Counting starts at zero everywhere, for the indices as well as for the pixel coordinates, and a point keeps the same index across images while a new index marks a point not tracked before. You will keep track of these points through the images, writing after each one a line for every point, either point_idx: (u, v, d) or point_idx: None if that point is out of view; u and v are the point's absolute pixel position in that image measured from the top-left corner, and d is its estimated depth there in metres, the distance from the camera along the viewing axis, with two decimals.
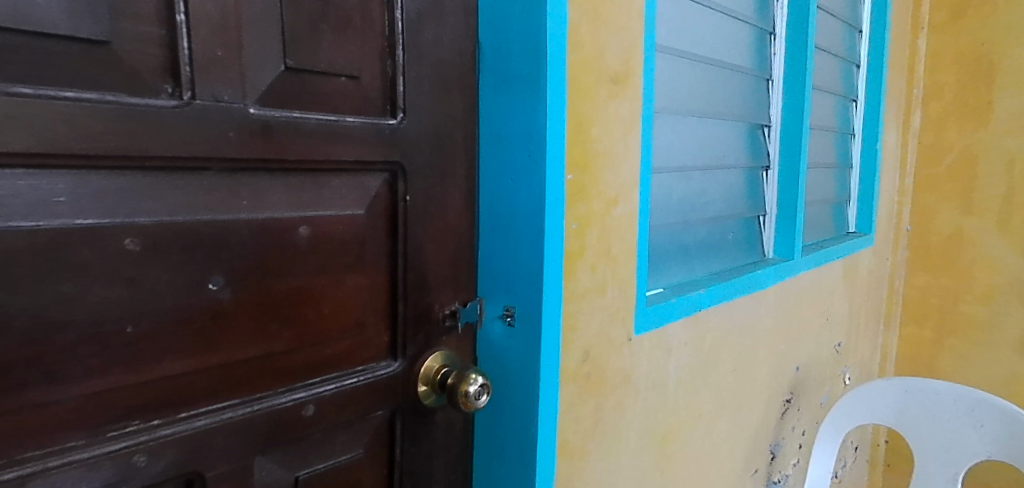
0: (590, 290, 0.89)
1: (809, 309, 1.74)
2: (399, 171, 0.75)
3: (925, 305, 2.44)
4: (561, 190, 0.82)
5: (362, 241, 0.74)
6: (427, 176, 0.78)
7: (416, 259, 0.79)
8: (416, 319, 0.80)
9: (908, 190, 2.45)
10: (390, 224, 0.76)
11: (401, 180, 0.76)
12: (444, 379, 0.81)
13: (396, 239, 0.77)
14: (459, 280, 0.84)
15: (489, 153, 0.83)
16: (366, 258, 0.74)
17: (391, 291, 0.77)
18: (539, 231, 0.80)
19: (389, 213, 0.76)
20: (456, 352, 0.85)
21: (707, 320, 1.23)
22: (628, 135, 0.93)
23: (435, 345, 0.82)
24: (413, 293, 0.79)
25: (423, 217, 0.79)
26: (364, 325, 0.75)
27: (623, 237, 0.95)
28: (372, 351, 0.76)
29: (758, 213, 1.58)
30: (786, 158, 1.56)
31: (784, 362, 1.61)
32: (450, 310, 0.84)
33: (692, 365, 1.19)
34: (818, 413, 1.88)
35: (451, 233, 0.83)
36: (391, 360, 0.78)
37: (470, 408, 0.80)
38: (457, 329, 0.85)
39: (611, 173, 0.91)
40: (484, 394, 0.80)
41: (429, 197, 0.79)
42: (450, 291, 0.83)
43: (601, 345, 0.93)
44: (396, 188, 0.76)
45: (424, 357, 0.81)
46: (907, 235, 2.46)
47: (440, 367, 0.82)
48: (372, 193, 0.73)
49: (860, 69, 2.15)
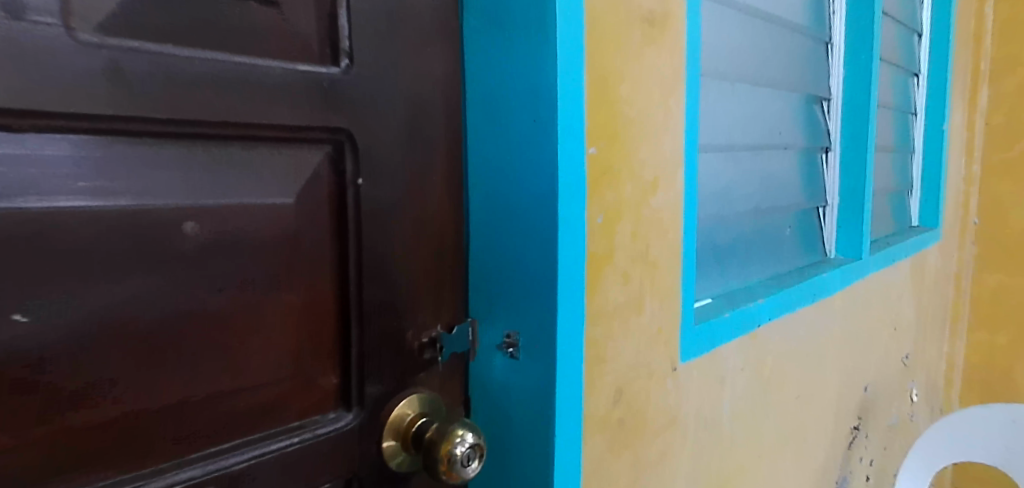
0: (623, 308, 0.65)
1: (877, 317, 1.48)
2: (347, 144, 0.52)
3: (998, 307, 2.15)
4: (581, 170, 0.58)
5: (294, 245, 0.51)
6: (390, 150, 0.55)
7: (377, 268, 0.55)
8: (379, 352, 0.57)
9: (976, 178, 2.17)
10: (336, 219, 0.53)
11: (350, 155, 0.53)
12: (419, 434, 0.58)
13: (346, 239, 0.54)
14: (442, 296, 0.61)
15: (480, 120, 0.60)
16: (301, 270, 0.52)
17: (340, 313, 0.54)
18: (550, 227, 0.57)
19: (335, 202, 0.53)
20: (440, 398, 0.62)
21: (769, 336, 0.98)
22: (671, 96, 0.70)
23: (410, 387, 0.59)
24: (374, 316, 0.56)
25: (386, 209, 0.56)
26: (299, 364, 0.53)
27: (666, 233, 0.71)
28: (313, 399, 0.54)
29: (818, 204, 1.32)
30: (850, 137, 1.31)
31: (851, 381, 1.36)
32: (430, 338, 0.60)
33: (752, 395, 0.95)
34: (884, 436, 1.64)
35: (429, 231, 0.59)
36: (344, 411, 0.56)
37: (455, 480, 0.57)
38: (442, 361, 0.62)
39: (649, 147, 0.67)
40: (475, 460, 0.58)
41: (394, 180, 0.56)
42: (429, 313, 0.60)
43: (640, 379, 0.69)
44: (342, 168, 0.52)
45: (393, 404, 0.58)
46: (975, 229, 2.19)
47: (417, 418, 0.59)
48: (306, 174, 0.51)
49: (922, 39, 1.89)
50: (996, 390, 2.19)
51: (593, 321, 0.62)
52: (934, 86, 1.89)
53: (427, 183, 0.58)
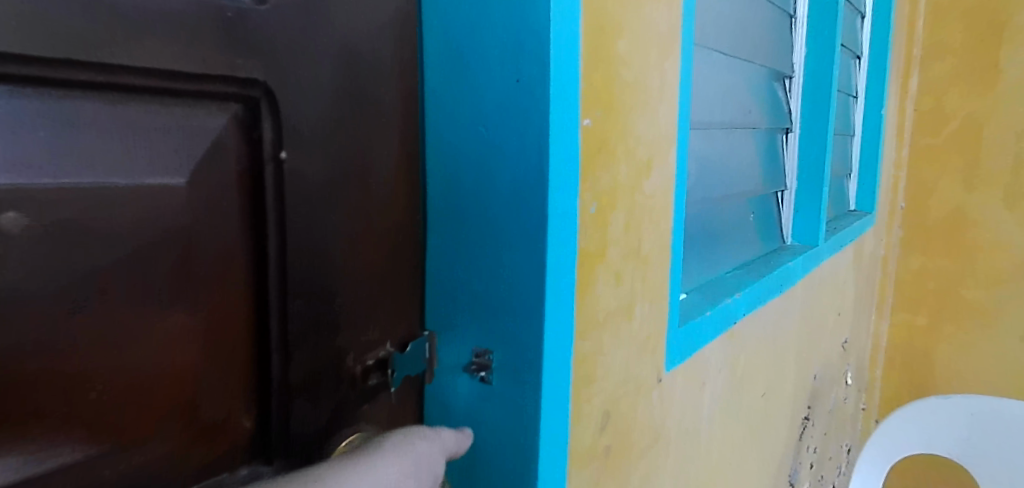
0: (613, 314, 0.54)
1: (826, 303, 1.44)
2: (264, 102, 0.37)
3: (922, 290, 2.08)
4: (574, 146, 0.45)
5: (190, 245, 0.36)
6: (327, 113, 0.41)
7: (308, 273, 0.41)
8: (311, 383, 0.43)
9: (905, 162, 2.07)
10: (251, 207, 0.38)
11: (269, 118, 0.38)
12: None
13: (265, 234, 0.39)
14: (391, 304, 0.48)
15: (442, 78, 0.47)
16: (201, 279, 0.36)
17: (256, 336, 0.40)
18: (538, 218, 0.44)
19: (249, 184, 0.38)
20: (389, 433, 0.49)
21: (742, 334, 0.89)
22: (665, 57, 0.58)
23: (351, 424, 0.46)
24: (304, 338, 0.42)
25: (321, 194, 0.41)
26: (199, 411, 0.37)
27: (657, 221, 0.59)
28: (220, 452, 0.39)
29: (779, 188, 1.24)
30: (810, 118, 1.24)
31: (805, 371, 1.31)
32: (378, 359, 0.47)
33: (726, 398, 0.86)
34: (825, 421, 1.62)
35: (376, 222, 0.45)
36: (263, 463, 0.42)
37: None
38: (392, 387, 0.48)
39: (644, 118, 0.55)
40: None
41: (333, 155, 0.41)
42: (376, 327, 0.47)
43: (629, 395, 0.58)
44: (258, 135, 0.38)
45: (330, 445, 0.44)
46: (903, 213, 2.09)
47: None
48: (205, 142, 0.36)
49: (865, 20, 1.83)
50: (923, 380, 2.13)
51: (583, 333, 0.50)
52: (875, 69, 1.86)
53: (374, 159, 0.44)
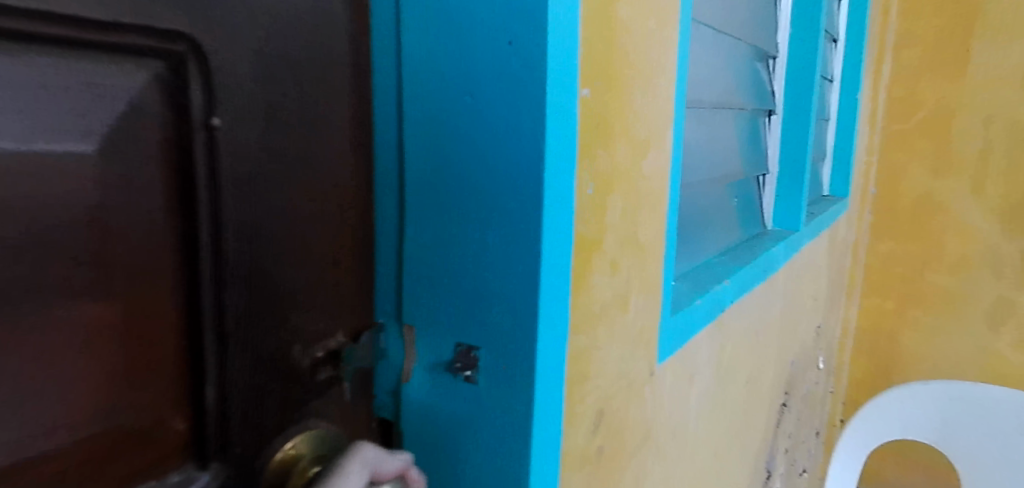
0: (609, 307, 0.50)
1: (804, 288, 1.43)
2: (190, 60, 0.32)
3: (888, 276, 1.99)
4: (571, 120, 0.41)
5: (105, 226, 0.30)
6: (271, 77, 0.36)
7: (248, 259, 0.36)
8: (253, 382, 0.38)
9: (877, 148, 1.94)
10: (181, 183, 0.33)
11: (197, 80, 0.32)
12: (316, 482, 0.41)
13: (197, 215, 0.34)
14: (341, 292, 0.43)
15: (419, 44, 0.41)
16: (123, 265, 0.31)
17: (186, 332, 0.34)
18: (530, 198, 0.39)
19: (175, 157, 0.32)
20: (341, 432, 0.44)
21: (729, 323, 0.86)
22: (666, 25, 0.52)
23: (299, 422, 0.41)
24: (244, 331, 0.37)
25: (263, 168, 0.36)
26: (120, 416, 0.32)
27: (652, 205, 0.55)
28: (150, 458, 0.34)
29: (762, 171, 1.20)
30: (793, 101, 1.21)
31: (783, 357, 1.29)
32: (328, 351, 0.42)
33: (713, 390, 0.83)
34: (799, 406, 1.61)
35: (325, 200, 0.40)
36: (197, 469, 0.36)
37: None
38: (344, 381, 0.44)
39: (643, 94, 0.50)
40: None
41: (275, 126, 0.36)
42: (325, 317, 0.42)
43: (622, 393, 0.54)
44: (185, 101, 0.32)
45: (274, 446, 0.40)
46: (873, 199, 1.97)
47: (312, 465, 0.41)
48: (124, 103, 0.30)
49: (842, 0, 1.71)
50: (886, 366, 2.04)
51: (577, 328, 0.45)
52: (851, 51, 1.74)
53: (322, 131, 0.40)
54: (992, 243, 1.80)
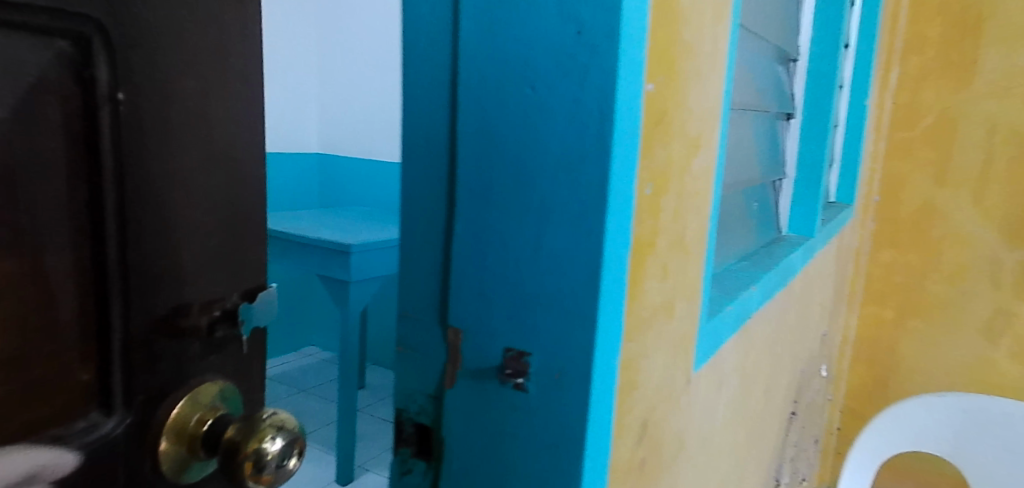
0: (658, 311, 0.48)
1: (814, 294, 1.40)
2: (97, 44, 0.27)
3: (889, 286, 1.81)
4: (637, 115, 0.38)
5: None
6: (180, 38, 0.31)
7: (157, 223, 0.31)
8: (148, 344, 0.31)
9: (881, 155, 1.77)
10: (87, 171, 0.28)
11: (104, 57, 0.27)
12: (202, 429, 0.33)
13: (103, 199, 0.28)
14: (251, 249, 0.36)
15: (481, 30, 0.39)
16: (22, 254, 0.26)
17: (86, 327, 0.29)
18: (594, 197, 0.37)
19: (79, 137, 0.27)
20: (231, 382, 0.36)
21: (754, 331, 0.84)
22: (722, 20, 0.50)
23: (196, 379, 0.34)
24: (147, 298, 0.31)
25: (173, 126, 0.31)
26: (6, 385, 0.26)
27: (700, 207, 0.53)
28: (46, 418, 0.27)
29: (780, 176, 1.18)
30: (812, 104, 1.19)
31: (794, 365, 1.26)
32: (228, 311, 0.35)
33: (735, 399, 0.81)
34: (805, 414, 1.60)
35: (239, 152, 0.35)
36: (102, 415, 0.30)
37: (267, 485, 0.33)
38: (242, 336, 0.36)
39: (697, 89, 0.48)
40: (293, 456, 0.34)
41: (180, 73, 0.31)
42: (228, 273, 0.35)
43: (663, 402, 0.52)
44: (89, 74, 0.27)
45: (166, 406, 0.32)
46: (876, 207, 1.80)
47: (200, 422, 0.33)
48: (19, 70, 0.25)
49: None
50: (885, 371, 1.85)
51: (630, 333, 0.44)
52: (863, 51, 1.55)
53: (230, 82, 0.34)
54: (988, 255, 1.65)
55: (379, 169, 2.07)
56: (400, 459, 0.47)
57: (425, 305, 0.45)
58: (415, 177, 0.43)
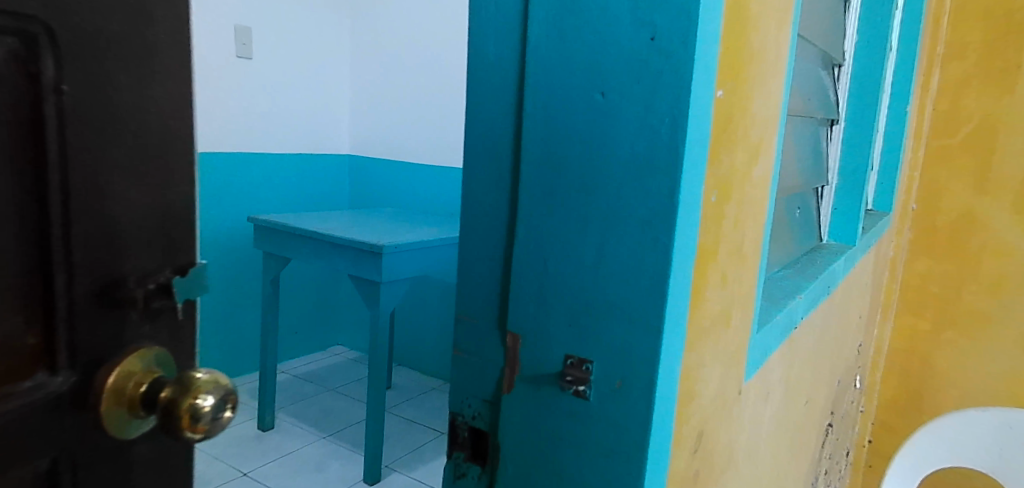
0: (717, 321, 0.47)
1: (853, 304, 1.37)
2: (43, 41, 0.28)
3: (925, 296, 1.64)
4: (706, 122, 0.38)
5: None
6: (101, 11, 0.30)
7: (101, 200, 0.31)
8: (88, 316, 0.31)
9: (920, 163, 1.59)
10: (31, 153, 0.28)
11: (48, 51, 0.28)
12: (139, 389, 0.32)
13: (46, 180, 0.28)
14: (181, 219, 0.35)
15: (550, 36, 0.39)
16: None
17: (28, 301, 0.29)
18: (663, 204, 0.36)
19: (22, 124, 0.28)
20: (165, 348, 0.34)
21: (799, 342, 0.83)
22: (786, 27, 0.50)
23: (133, 344, 0.33)
24: (89, 268, 0.31)
25: (110, 103, 0.30)
26: None
27: (757, 215, 0.52)
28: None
29: (823, 183, 1.15)
30: (856, 111, 1.17)
31: (832, 374, 1.23)
32: (161, 284, 0.33)
33: (780, 404, 0.79)
34: (840, 425, 1.56)
35: (169, 121, 0.33)
36: (48, 375, 0.30)
37: (200, 436, 0.32)
38: (178, 304, 0.35)
39: (761, 96, 0.47)
40: (226, 409, 0.33)
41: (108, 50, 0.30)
42: (161, 246, 0.34)
43: (717, 414, 0.51)
44: (31, 63, 0.27)
45: (101, 372, 0.31)
46: (914, 216, 1.64)
47: (139, 382, 0.32)
48: None
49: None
50: (919, 386, 1.68)
51: (692, 342, 0.43)
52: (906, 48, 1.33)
53: (154, 47, 0.32)
54: None
55: (411, 170, 2.08)
56: (455, 463, 0.47)
57: (483, 309, 0.45)
58: (476, 182, 0.44)
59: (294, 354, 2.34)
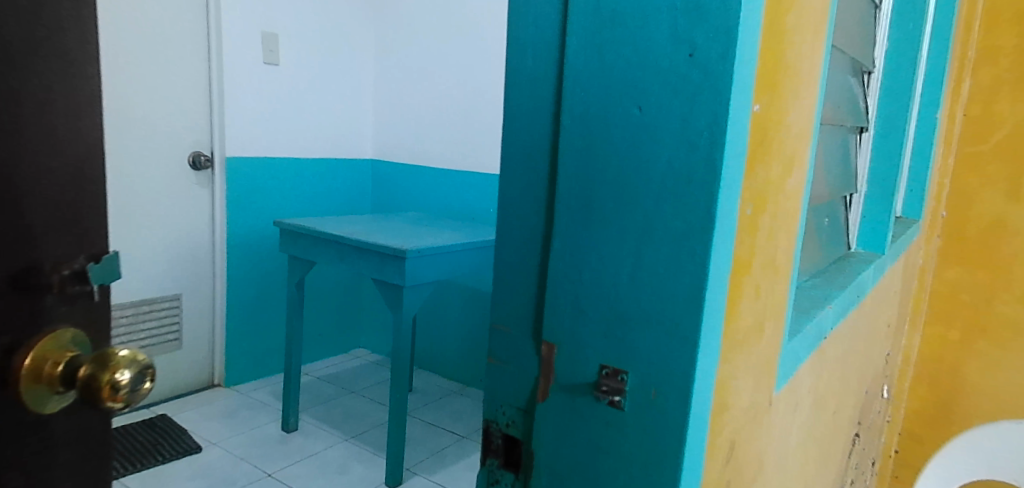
0: (750, 333, 0.47)
1: (882, 313, 1.35)
2: None
3: (954, 304, 1.61)
4: (744, 135, 0.38)
5: None
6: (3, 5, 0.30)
7: (15, 192, 0.31)
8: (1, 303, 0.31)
9: (949, 170, 1.57)
10: None
11: None
12: (57, 366, 0.33)
13: None
14: (93, 207, 0.35)
15: (588, 50, 0.39)
16: None
17: None
18: (700, 216, 0.37)
19: None
20: (81, 329, 0.35)
21: (828, 352, 0.82)
22: (820, 38, 0.50)
23: (49, 326, 0.33)
24: (7, 255, 0.31)
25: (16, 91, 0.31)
26: None
27: (790, 228, 0.52)
28: None
29: (852, 191, 1.14)
30: (886, 119, 1.16)
31: (860, 385, 1.21)
32: (75, 272, 0.34)
33: (810, 414, 0.79)
34: (868, 435, 1.54)
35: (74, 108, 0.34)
36: None
37: (119, 405, 0.35)
38: (94, 289, 0.36)
39: (796, 109, 0.47)
40: (145, 382, 0.36)
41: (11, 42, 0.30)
42: (71, 234, 0.34)
43: (749, 425, 0.52)
44: None
45: (19, 353, 0.32)
46: (943, 224, 1.61)
47: (59, 363, 0.33)
48: None
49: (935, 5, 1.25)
50: (950, 399, 1.65)
51: (726, 353, 0.43)
52: (937, 56, 1.31)
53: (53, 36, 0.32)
54: None
55: (435, 176, 2.09)
56: (488, 470, 0.48)
57: (517, 318, 0.45)
58: (512, 192, 0.44)
59: (317, 356, 2.36)
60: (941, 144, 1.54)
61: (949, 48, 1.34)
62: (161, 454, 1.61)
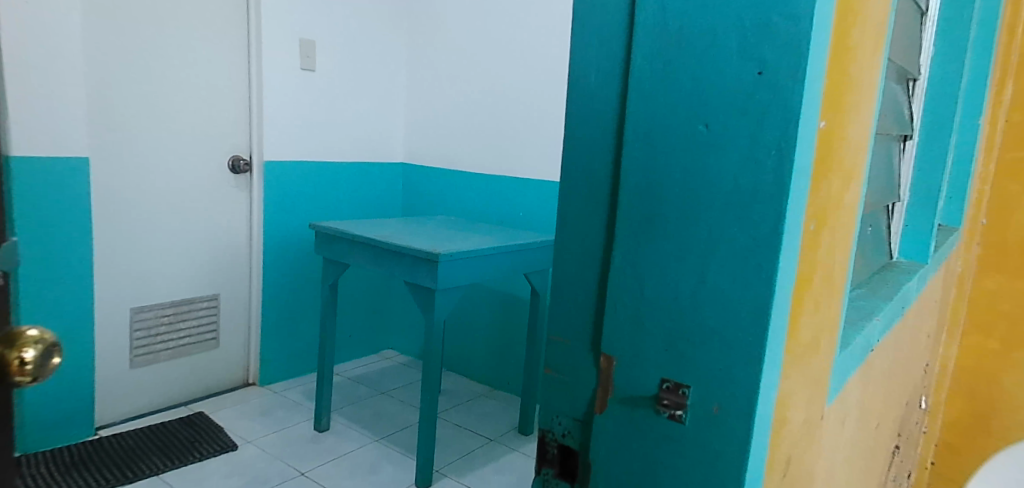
0: (809, 347, 0.47)
1: (923, 323, 1.32)
2: None
3: (994, 313, 1.56)
4: (810, 150, 0.38)
5: None
6: None
7: None
8: None
9: (990, 176, 1.53)
10: None
11: None
12: None
13: None
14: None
15: (653, 67, 0.40)
16: None
17: None
18: (767, 232, 0.37)
19: None
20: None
21: (874, 364, 0.81)
22: (880, 52, 0.50)
23: None
24: None
25: None
26: None
27: (847, 242, 0.51)
28: None
29: (893, 199, 1.12)
30: (930, 127, 1.14)
31: (900, 398, 1.18)
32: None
33: (855, 427, 0.78)
34: (905, 448, 1.50)
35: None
36: None
37: (26, 380, 0.44)
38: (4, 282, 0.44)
39: (856, 123, 0.47)
40: (50, 357, 0.46)
41: None
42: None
43: (804, 440, 0.51)
44: None
45: None
46: (983, 231, 1.56)
47: None
48: None
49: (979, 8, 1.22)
50: (991, 411, 1.60)
51: (787, 368, 0.43)
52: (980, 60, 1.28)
53: None
54: None
55: (465, 179, 2.10)
56: (544, 479, 0.49)
57: (574, 330, 0.46)
58: (571, 205, 0.45)
59: (348, 357, 2.39)
60: (982, 149, 1.50)
61: (993, 52, 1.31)
62: (199, 451, 1.64)
